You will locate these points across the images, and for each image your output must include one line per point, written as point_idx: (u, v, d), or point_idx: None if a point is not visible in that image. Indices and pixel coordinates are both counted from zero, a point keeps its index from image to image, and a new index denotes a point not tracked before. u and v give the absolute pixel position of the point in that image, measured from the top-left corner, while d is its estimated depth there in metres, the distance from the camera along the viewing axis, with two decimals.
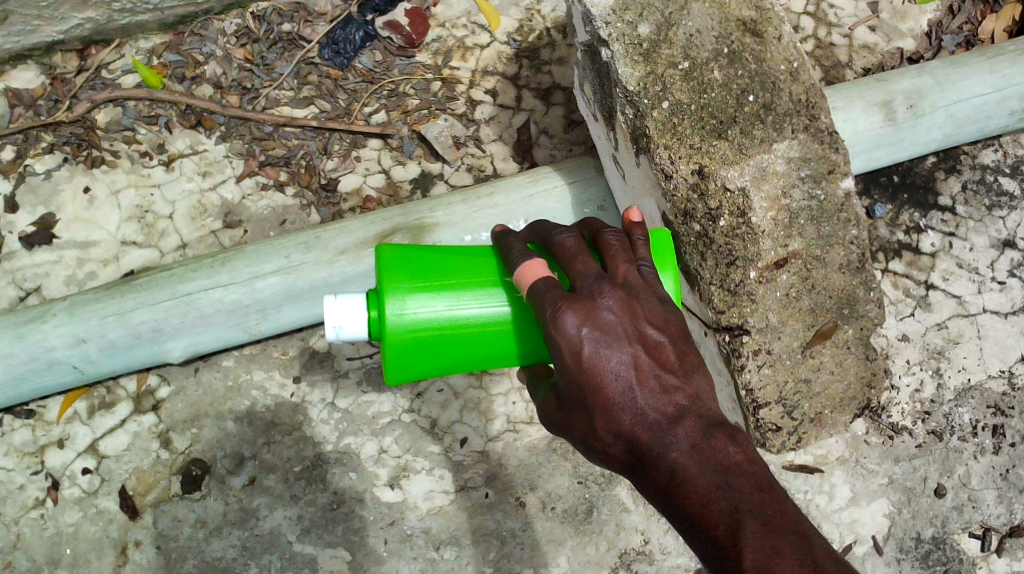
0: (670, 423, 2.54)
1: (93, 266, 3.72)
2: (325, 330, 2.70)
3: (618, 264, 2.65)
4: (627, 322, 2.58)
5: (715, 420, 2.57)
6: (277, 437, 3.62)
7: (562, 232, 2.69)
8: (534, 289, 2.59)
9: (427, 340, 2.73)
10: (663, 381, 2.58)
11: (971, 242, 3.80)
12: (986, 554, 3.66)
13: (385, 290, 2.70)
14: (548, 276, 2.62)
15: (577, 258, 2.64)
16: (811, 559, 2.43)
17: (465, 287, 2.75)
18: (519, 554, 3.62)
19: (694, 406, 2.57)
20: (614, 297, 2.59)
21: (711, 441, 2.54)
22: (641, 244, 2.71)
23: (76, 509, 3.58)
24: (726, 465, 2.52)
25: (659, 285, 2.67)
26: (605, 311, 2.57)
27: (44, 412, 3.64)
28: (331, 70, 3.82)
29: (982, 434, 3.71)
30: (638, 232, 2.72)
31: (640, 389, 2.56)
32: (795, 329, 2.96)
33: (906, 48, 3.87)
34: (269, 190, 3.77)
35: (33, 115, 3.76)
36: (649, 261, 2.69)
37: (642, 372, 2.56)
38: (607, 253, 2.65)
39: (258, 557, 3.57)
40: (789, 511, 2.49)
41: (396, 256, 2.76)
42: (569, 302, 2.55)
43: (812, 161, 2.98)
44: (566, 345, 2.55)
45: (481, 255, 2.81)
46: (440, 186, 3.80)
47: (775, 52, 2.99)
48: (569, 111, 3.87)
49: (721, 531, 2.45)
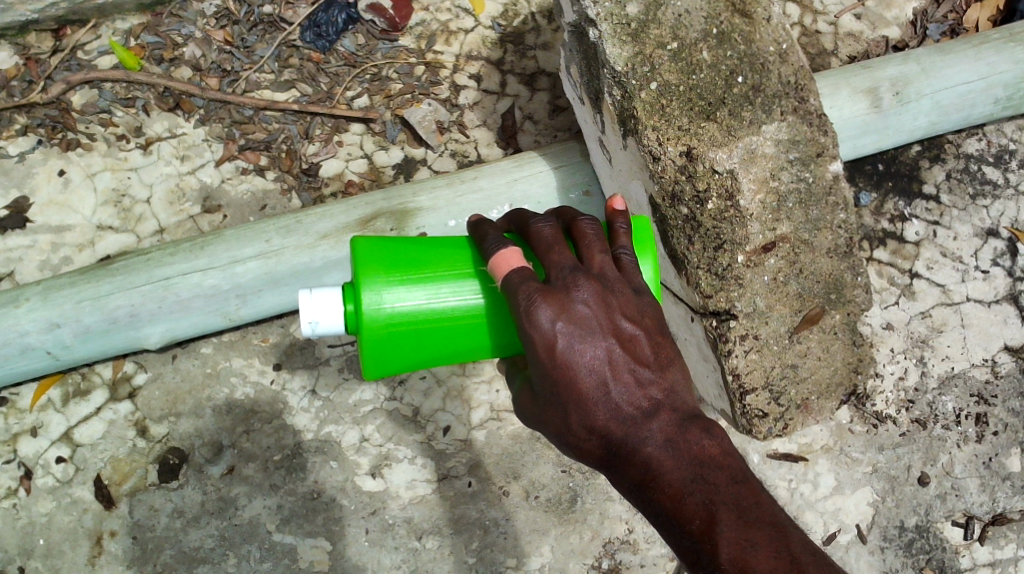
0: (645, 418, 2.50)
1: (67, 251, 3.65)
2: (301, 326, 2.64)
3: (594, 255, 2.58)
4: (601, 315, 2.51)
5: (689, 413, 2.54)
6: (257, 426, 3.57)
7: (538, 221, 2.61)
8: (509, 281, 2.52)
9: (404, 333, 2.68)
10: (638, 374, 2.52)
11: (955, 230, 3.79)
12: (969, 543, 3.66)
13: (360, 285, 2.64)
14: (523, 266, 2.54)
15: (553, 248, 2.57)
16: (788, 551, 2.42)
17: (441, 278, 2.68)
18: (501, 543, 3.59)
19: (669, 399, 2.53)
20: (589, 290, 2.52)
21: (686, 435, 2.51)
22: (622, 232, 2.65)
23: (50, 498, 3.52)
24: (701, 458, 2.49)
25: (637, 274, 2.60)
26: (579, 304, 2.51)
27: (18, 399, 3.56)
28: (313, 53, 3.77)
29: (965, 423, 3.70)
30: (621, 220, 2.65)
31: (614, 383, 2.50)
32: (782, 314, 2.94)
33: (891, 36, 3.87)
34: (249, 174, 3.71)
35: (7, 96, 3.68)
36: (629, 250, 2.63)
37: (617, 366, 2.51)
38: (583, 243, 2.58)
39: (237, 547, 3.51)
40: (765, 503, 2.48)
41: (371, 248, 2.69)
42: (543, 295, 2.49)
43: (801, 143, 2.95)
44: (540, 338, 2.48)
45: (456, 245, 2.74)
46: (424, 172, 3.76)
47: (764, 33, 2.97)
48: (553, 97, 3.83)
49: (697, 525, 2.44)
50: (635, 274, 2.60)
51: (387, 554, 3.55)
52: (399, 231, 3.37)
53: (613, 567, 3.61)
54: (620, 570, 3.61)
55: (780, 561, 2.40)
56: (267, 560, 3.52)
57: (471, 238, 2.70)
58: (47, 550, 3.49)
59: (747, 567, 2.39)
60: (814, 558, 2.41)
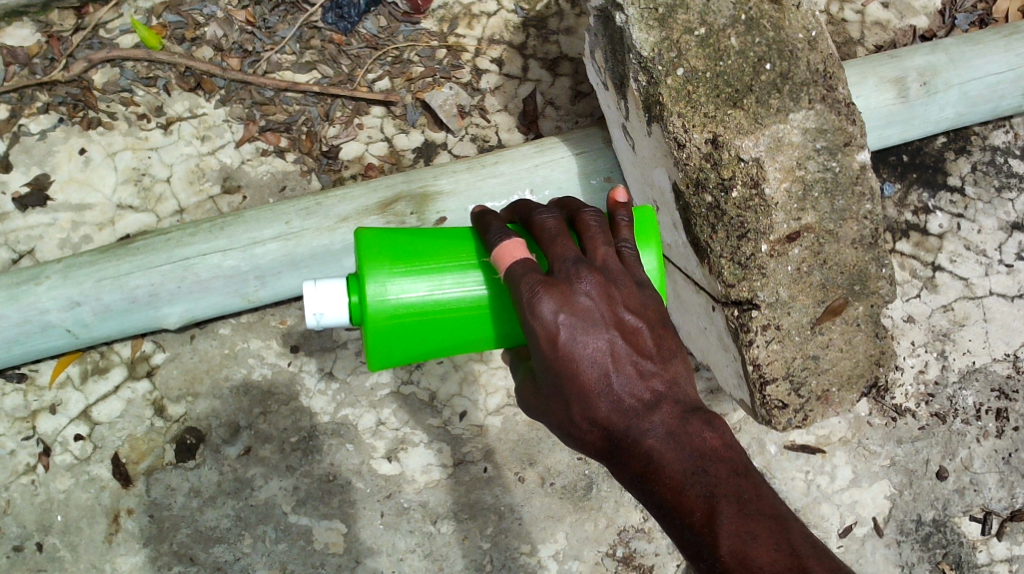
0: (646, 410, 2.48)
1: (88, 230, 3.65)
2: (305, 317, 2.62)
3: (598, 246, 2.56)
4: (604, 307, 2.50)
5: (691, 405, 2.51)
6: (274, 407, 3.57)
7: (542, 212, 2.59)
8: (511, 272, 2.50)
9: (409, 325, 2.67)
10: (640, 367, 2.50)
11: (980, 223, 3.75)
12: (986, 538, 3.64)
13: (364, 275, 2.63)
14: (526, 258, 2.53)
15: (557, 239, 2.55)
16: (788, 544, 2.41)
17: (445, 269, 2.67)
18: (516, 530, 3.58)
19: (671, 392, 2.51)
20: (592, 281, 2.50)
21: (688, 427, 2.48)
22: (625, 225, 2.62)
23: (68, 475, 3.53)
24: (702, 450, 2.47)
25: (637, 267, 2.57)
26: (582, 296, 2.49)
27: (37, 376, 3.56)
28: (334, 34, 3.75)
29: (985, 418, 3.67)
30: (622, 212, 2.62)
31: (616, 375, 2.49)
32: (805, 305, 2.91)
33: (919, 26, 3.82)
34: (269, 156, 3.70)
35: (29, 73, 3.67)
36: (631, 243, 2.60)
37: (619, 359, 2.49)
38: (586, 234, 2.56)
39: (253, 528, 3.52)
40: (766, 496, 2.46)
41: (376, 239, 2.68)
42: (546, 286, 2.47)
43: (829, 132, 2.92)
44: (542, 330, 2.47)
45: (461, 236, 2.72)
46: (444, 156, 3.74)
47: (793, 20, 2.94)
48: (576, 82, 3.81)
49: (698, 517, 2.42)
50: (636, 267, 2.58)
51: (402, 537, 3.55)
52: (419, 215, 3.36)
53: (628, 555, 3.60)
54: (634, 559, 3.60)
55: (780, 555, 2.40)
56: (282, 541, 3.52)
57: (475, 228, 2.68)
58: (65, 527, 3.50)
59: (746, 560, 2.39)
60: (814, 552, 2.41)
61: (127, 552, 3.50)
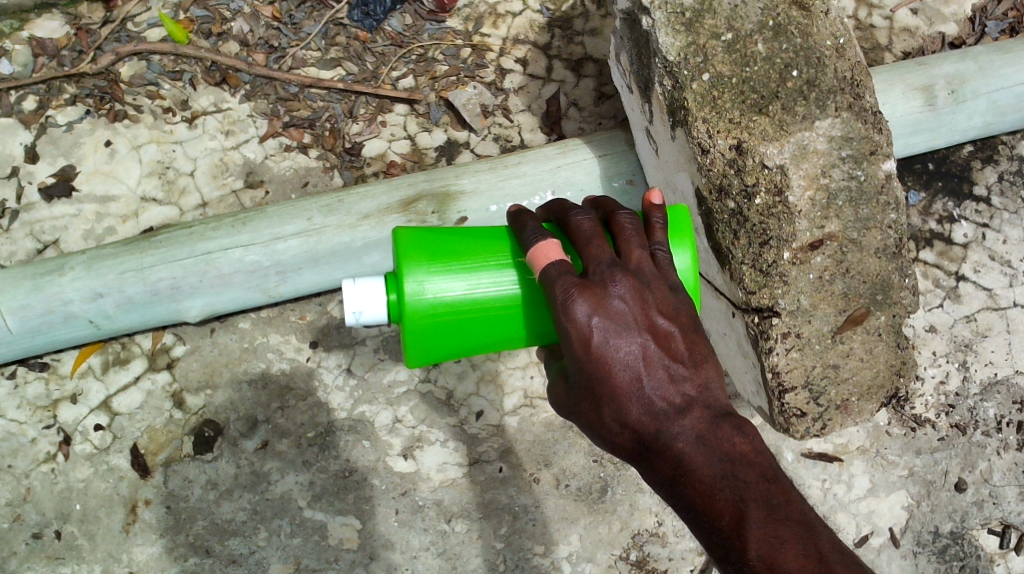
0: (677, 413, 2.47)
1: (112, 221, 3.67)
2: (344, 315, 2.63)
3: (633, 249, 2.56)
4: (638, 311, 2.49)
5: (722, 410, 2.50)
6: (292, 402, 3.58)
7: (578, 213, 2.59)
8: (546, 273, 2.50)
9: (445, 322, 2.67)
10: (672, 371, 2.49)
11: (1005, 234, 3.72)
12: (1004, 551, 3.61)
13: (401, 273, 2.63)
14: (561, 259, 2.52)
15: (592, 241, 2.55)
16: (816, 550, 2.39)
17: (480, 267, 2.67)
18: (530, 530, 3.58)
19: (702, 396, 2.50)
20: (626, 285, 2.50)
21: (718, 432, 2.47)
22: (658, 228, 2.62)
23: (87, 465, 3.55)
24: (732, 455, 2.46)
25: (671, 271, 2.58)
26: (616, 299, 2.49)
27: (59, 365, 3.59)
28: (360, 32, 3.76)
29: (1006, 430, 3.65)
30: (656, 214, 2.62)
31: (648, 379, 2.48)
32: (826, 314, 2.90)
33: (948, 33, 3.79)
34: (292, 152, 3.71)
35: (57, 65, 3.70)
36: (664, 246, 2.60)
37: (651, 362, 2.48)
38: (621, 236, 2.56)
39: (268, 521, 3.53)
40: (795, 501, 2.44)
41: (413, 238, 2.68)
42: (580, 289, 2.47)
43: (854, 141, 2.90)
44: (576, 332, 2.47)
45: (496, 235, 2.72)
46: (466, 155, 3.74)
47: (821, 27, 2.92)
48: (600, 84, 3.80)
49: (726, 522, 2.41)
50: (670, 271, 2.58)
51: (416, 535, 3.55)
52: (440, 214, 3.36)
53: (641, 558, 3.59)
54: (648, 562, 3.59)
55: (808, 560, 2.39)
56: (297, 535, 3.53)
57: (510, 228, 2.69)
58: (83, 516, 3.52)
59: (774, 565, 2.38)
60: (843, 559, 2.39)
61: (144, 542, 3.52)
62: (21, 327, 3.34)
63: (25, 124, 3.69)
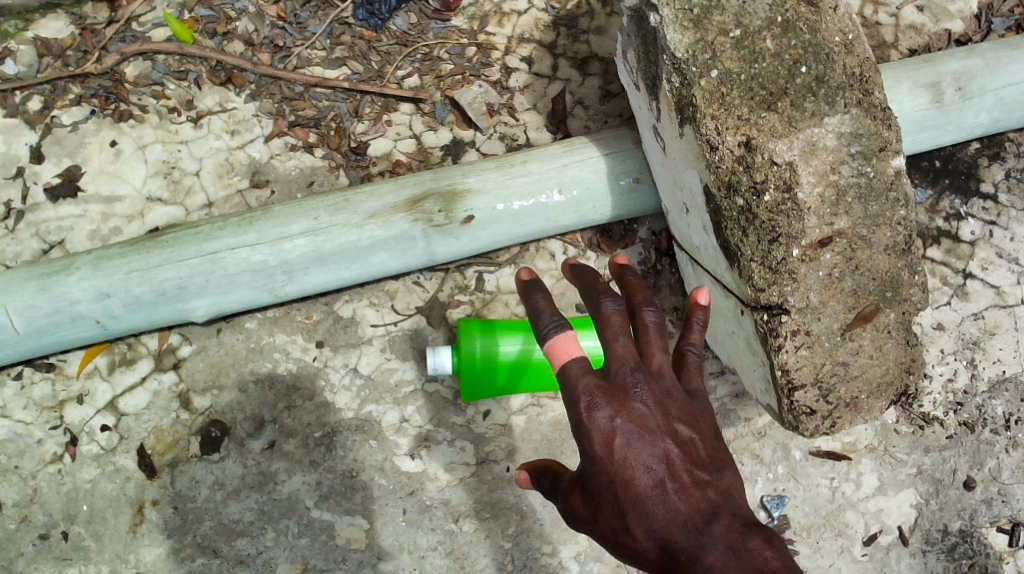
0: (703, 527, 2.46)
1: (117, 221, 3.67)
2: None
3: (652, 352, 2.67)
4: (658, 414, 2.59)
5: (748, 521, 2.49)
6: (298, 402, 3.57)
7: (610, 304, 2.71)
8: (567, 369, 2.63)
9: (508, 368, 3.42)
10: (696, 477, 2.53)
11: (1012, 231, 3.71)
12: (1013, 550, 3.60)
13: None
14: (581, 355, 2.66)
15: (619, 336, 2.66)
16: None
17: None
18: (538, 530, 3.57)
19: (726, 503, 2.51)
20: (644, 390, 2.61)
21: (748, 543, 2.45)
22: (696, 327, 2.72)
23: (94, 465, 3.54)
24: (763, 563, 2.42)
25: (690, 378, 2.69)
26: (638, 404, 2.59)
27: (65, 365, 3.57)
28: (365, 31, 3.75)
29: (1015, 428, 3.64)
30: (698, 314, 2.72)
31: (672, 484, 2.51)
32: (836, 310, 2.89)
33: (954, 30, 3.78)
34: (298, 151, 3.70)
35: (62, 65, 3.69)
36: (693, 348, 2.72)
37: (676, 471, 2.53)
38: (643, 339, 2.69)
39: (276, 522, 3.53)
40: None
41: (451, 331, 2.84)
42: (601, 393, 2.60)
43: (864, 137, 2.89)
44: (596, 435, 2.57)
45: None
46: (472, 154, 3.73)
47: (830, 23, 2.91)
48: (605, 82, 3.79)
49: None
50: (692, 376, 2.69)
51: (424, 535, 3.55)
52: (447, 213, 3.36)
53: None
54: None
55: None
56: (305, 535, 3.53)
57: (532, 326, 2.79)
58: (90, 516, 3.52)
59: None
60: None
61: (151, 543, 3.52)
62: (28, 328, 3.33)
63: (30, 124, 3.69)
